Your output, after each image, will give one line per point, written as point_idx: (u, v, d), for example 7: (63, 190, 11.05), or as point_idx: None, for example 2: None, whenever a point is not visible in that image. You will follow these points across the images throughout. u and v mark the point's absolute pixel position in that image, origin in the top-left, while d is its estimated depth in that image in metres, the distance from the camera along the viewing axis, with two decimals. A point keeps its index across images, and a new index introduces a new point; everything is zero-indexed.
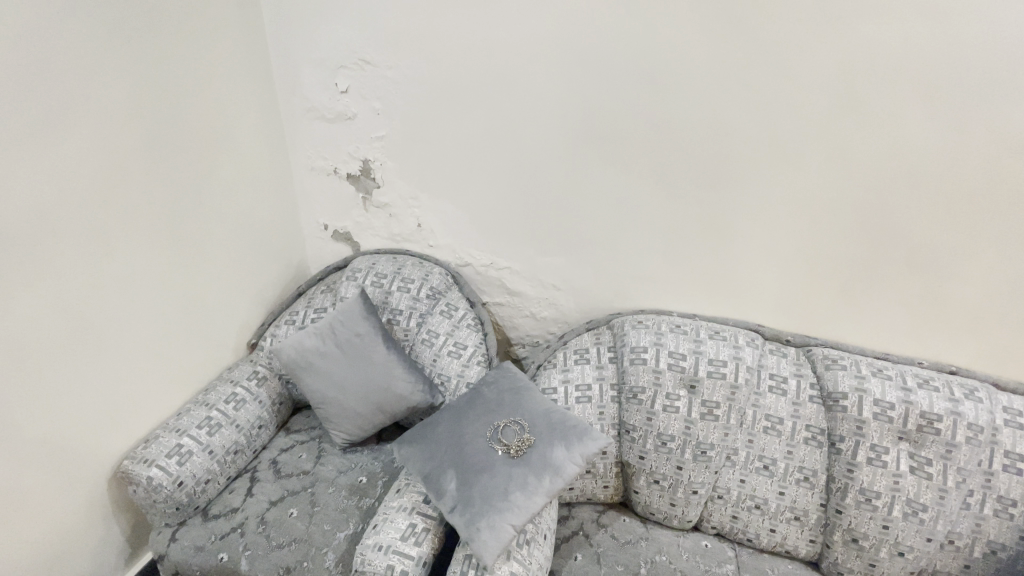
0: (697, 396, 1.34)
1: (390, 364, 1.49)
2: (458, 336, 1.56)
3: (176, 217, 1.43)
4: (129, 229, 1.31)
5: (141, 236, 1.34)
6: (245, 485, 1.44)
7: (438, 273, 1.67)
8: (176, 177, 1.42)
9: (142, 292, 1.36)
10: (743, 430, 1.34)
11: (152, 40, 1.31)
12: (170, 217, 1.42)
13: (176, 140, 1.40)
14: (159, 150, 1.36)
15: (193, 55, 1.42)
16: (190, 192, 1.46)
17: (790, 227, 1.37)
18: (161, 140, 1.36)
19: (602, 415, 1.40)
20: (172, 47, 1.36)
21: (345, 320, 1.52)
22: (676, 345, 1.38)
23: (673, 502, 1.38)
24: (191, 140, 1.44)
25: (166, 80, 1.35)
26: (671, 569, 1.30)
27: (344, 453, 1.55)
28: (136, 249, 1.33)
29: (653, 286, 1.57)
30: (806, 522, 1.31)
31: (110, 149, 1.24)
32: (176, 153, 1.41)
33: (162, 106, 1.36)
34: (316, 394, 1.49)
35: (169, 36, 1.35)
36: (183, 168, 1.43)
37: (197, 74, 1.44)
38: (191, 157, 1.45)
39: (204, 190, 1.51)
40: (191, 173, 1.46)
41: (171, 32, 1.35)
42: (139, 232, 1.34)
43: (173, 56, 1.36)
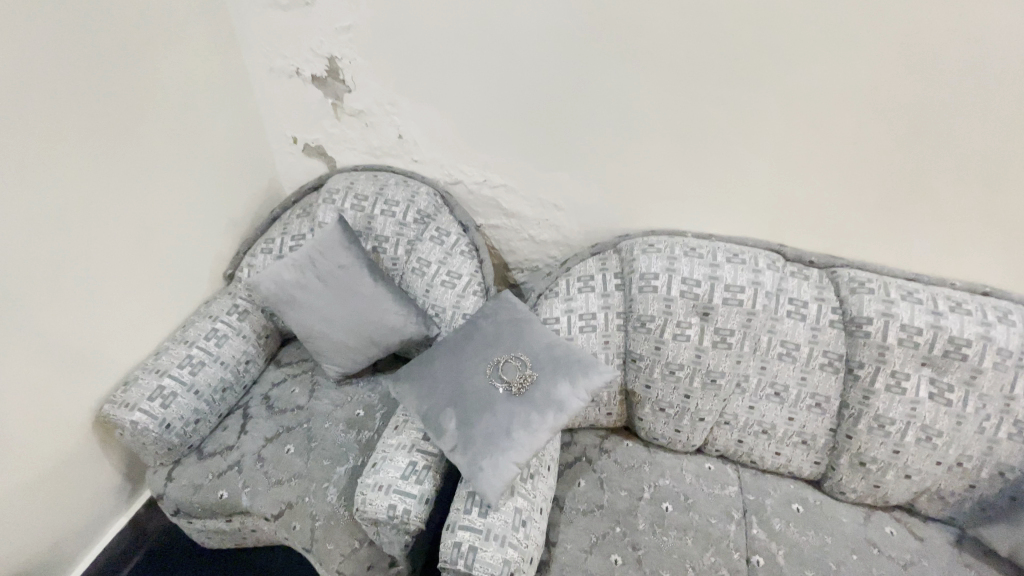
0: (711, 323, 1.25)
1: (378, 296, 1.38)
2: (450, 262, 1.43)
3: (117, 132, 1.23)
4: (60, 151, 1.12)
5: (78, 157, 1.16)
6: (239, 421, 1.40)
7: (425, 193, 1.49)
8: (108, 83, 1.19)
9: (91, 224, 1.20)
10: (756, 357, 1.27)
11: None
12: (108, 134, 1.21)
13: (97, 35, 1.16)
14: (79, 48, 1.13)
15: None
16: (128, 101, 1.24)
17: (828, 133, 1.18)
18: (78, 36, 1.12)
19: (607, 345, 1.32)
20: None
21: (325, 250, 1.37)
22: (690, 270, 1.26)
23: (679, 428, 1.34)
24: (116, 35, 1.19)
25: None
26: (675, 492, 1.29)
27: (338, 385, 1.49)
28: (73, 174, 1.15)
29: (665, 204, 1.41)
30: (814, 445, 1.29)
31: (17, 49, 1.01)
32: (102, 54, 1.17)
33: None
34: (303, 328, 1.39)
35: None
36: (114, 71, 1.20)
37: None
38: (120, 57, 1.21)
39: (145, 99, 1.28)
40: (125, 78, 1.23)
41: None
42: (75, 152, 1.15)
43: None
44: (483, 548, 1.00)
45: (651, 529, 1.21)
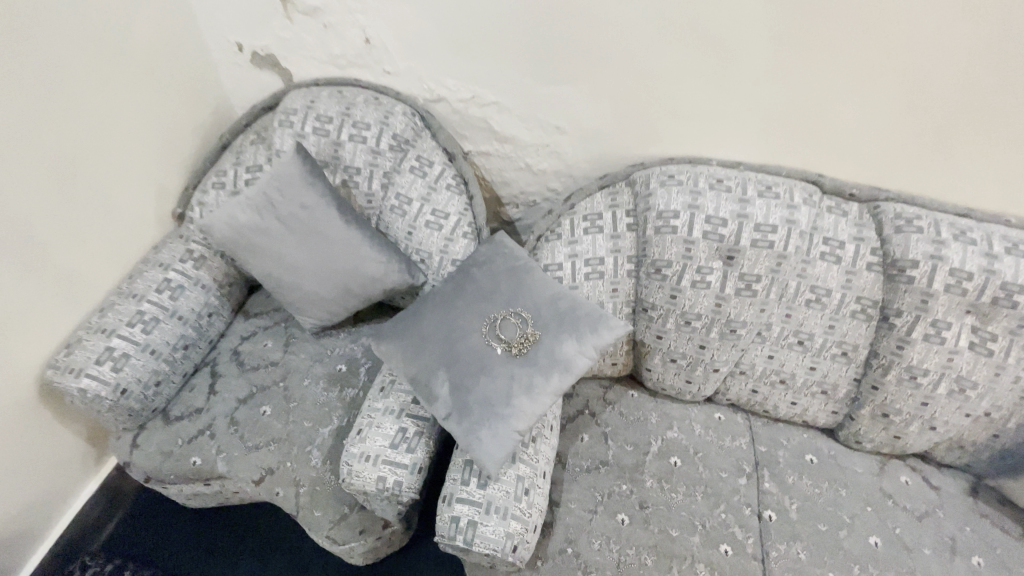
0: (735, 268, 1.10)
1: (352, 240, 1.19)
2: (435, 199, 1.23)
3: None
4: None
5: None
6: (208, 381, 1.26)
7: (402, 114, 1.25)
8: None
9: None
10: (781, 305, 1.14)
11: None
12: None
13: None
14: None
15: None
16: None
17: (894, 34, 0.97)
18: None
19: (616, 292, 1.18)
20: None
21: (284, 186, 1.15)
22: (715, 208, 1.08)
23: (690, 379, 1.23)
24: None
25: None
26: (685, 445, 1.22)
27: (315, 338, 1.34)
28: None
29: (687, 126, 1.19)
30: (834, 396, 1.21)
31: None
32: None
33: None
34: (269, 278, 1.22)
35: None
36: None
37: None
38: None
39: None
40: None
41: None
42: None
43: None
44: (483, 523, 0.92)
45: (659, 486, 1.14)
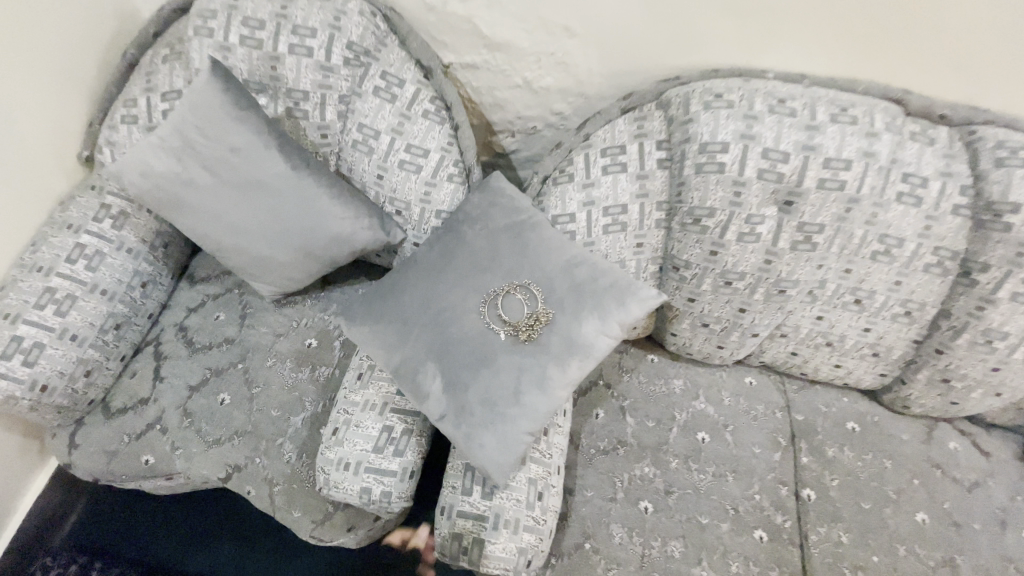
0: (793, 217, 0.88)
1: (307, 191, 0.93)
2: (410, 132, 0.95)
3: None
4: None
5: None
6: (152, 364, 1.06)
7: (357, 12, 0.91)
8: None
9: None
10: (842, 258, 0.93)
11: None
12: None
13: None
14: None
15: None
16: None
17: None
18: None
19: (641, 247, 0.96)
20: None
21: (206, 122, 0.87)
22: (774, 140, 0.84)
23: (722, 344, 1.05)
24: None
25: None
26: (713, 417, 1.07)
27: (278, 306, 1.12)
28: None
29: (740, 24, 0.90)
30: (886, 358, 1.05)
31: None
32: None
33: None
34: (207, 241, 0.97)
35: None
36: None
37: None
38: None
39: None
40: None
41: None
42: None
43: None
44: (492, 542, 0.77)
45: (685, 466, 1.01)
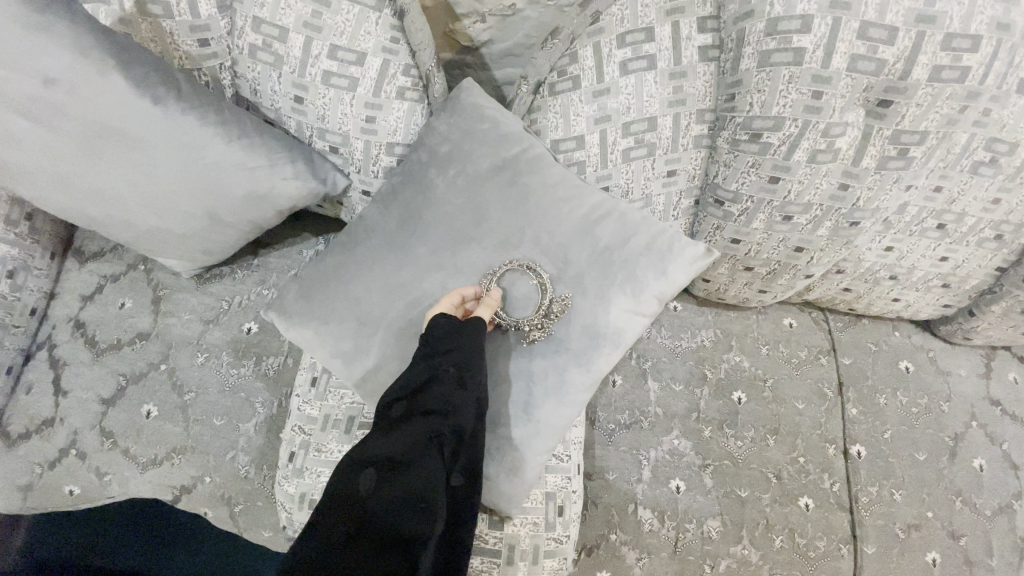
0: (886, 124, 0.63)
1: (187, 135, 0.65)
2: (332, 28, 0.64)
3: None
4: None
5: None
6: (48, 373, 0.82)
7: None
8: None
9: None
10: (935, 174, 0.70)
11: None
12: None
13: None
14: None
15: None
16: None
17: None
18: None
19: (671, 177, 0.71)
20: None
21: (9, 39, 0.58)
22: (878, 12, 0.56)
23: (765, 289, 0.85)
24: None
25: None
26: (749, 371, 0.91)
27: (199, 282, 0.87)
28: None
29: None
30: (956, 289, 0.87)
31: None
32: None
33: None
34: (71, 216, 0.70)
35: None
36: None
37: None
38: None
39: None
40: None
41: None
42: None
43: None
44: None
45: (720, 433, 0.87)
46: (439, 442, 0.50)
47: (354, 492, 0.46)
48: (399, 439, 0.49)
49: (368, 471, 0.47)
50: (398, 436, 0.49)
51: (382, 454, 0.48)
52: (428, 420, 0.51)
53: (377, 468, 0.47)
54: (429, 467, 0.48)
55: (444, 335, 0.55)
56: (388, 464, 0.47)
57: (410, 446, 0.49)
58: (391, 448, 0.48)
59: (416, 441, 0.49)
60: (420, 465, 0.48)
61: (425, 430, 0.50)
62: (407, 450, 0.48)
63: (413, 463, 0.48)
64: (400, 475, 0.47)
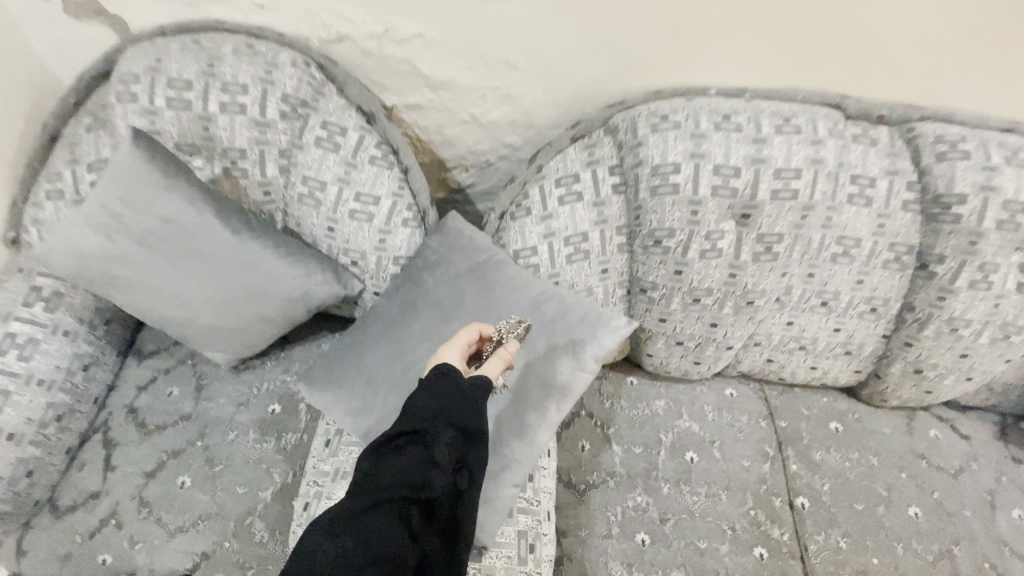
0: (751, 228, 0.88)
1: (251, 254, 0.89)
2: (358, 181, 0.92)
3: None
4: None
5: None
6: (101, 452, 0.97)
7: (291, 64, 0.88)
8: None
9: None
10: (804, 264, 0.93)
11: None
12: None
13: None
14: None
15: None
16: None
17: None
18: None
19: (605, 273, 0.94)
20: None
21: (134, 195, 0.83)
22: (724, 155, 0.84)
23: (699, 360, 1.05)
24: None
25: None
26: (698, 435, 1.06)
27: (235, 373, 1.06)
28: None
29: (672, 54, 0.91)
30: (858, 355, 1.05)
31: None
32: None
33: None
34: (152, 318, 0.92)
35: None
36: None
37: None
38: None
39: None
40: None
41: None
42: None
43: None
44: None
45: (677, 490, 0.99)
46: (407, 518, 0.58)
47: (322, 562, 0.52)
48: (370, 513, 0.57)
49: (337, 542, 0.53)
50: (368, 511, 0.57)
51: (351, 527, 0.55)
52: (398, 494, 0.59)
53: (346, 540, 0.54)
54: (396, 539, 0.56)
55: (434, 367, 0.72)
56: (358, 537, 0.54)
57: (375, 520, 0.56)
58: (361, 521, 0.56)
59: (385, 516, 0.57)
60: (387, 538, 0.55)
61: (393, 505, 0.58)
62: (376, 525, 0.56)
63: (381, 536, 0.55)
64: (376, 545, 0.54)
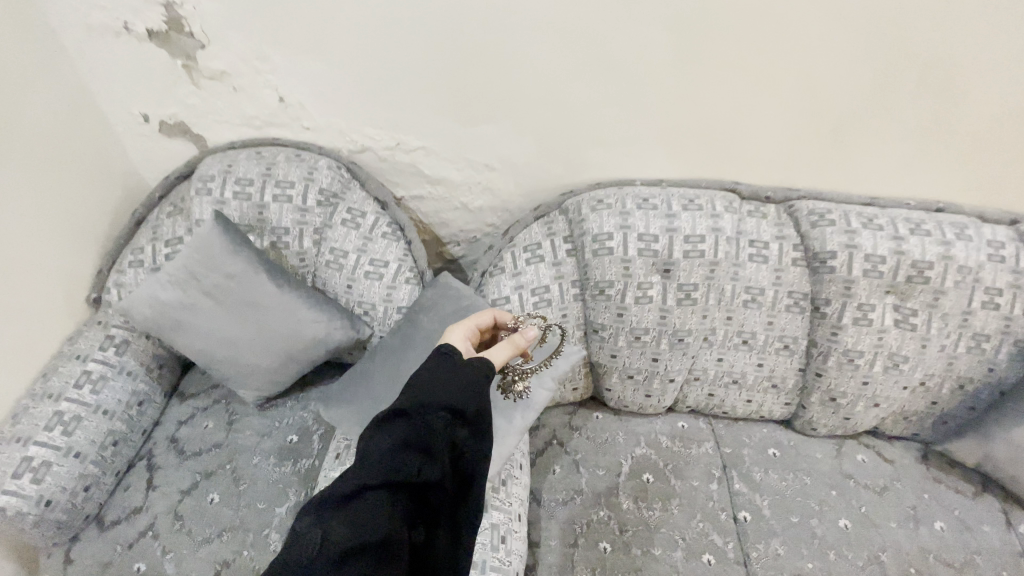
0: (673, 280, 1.13)
1: (286, 303, 1.13)
2: (372, 249, 1.20)
3: None
4: None
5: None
6: (144, 475, 1.15)
7: (326, 167, 1.21)
8: None
9: None
10: (722, 309, 1.17)
11: None
12: None
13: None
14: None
15: None
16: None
17: (798, 46, 1.02)
18: None
19: (564, 319, 1.19)
20: None
21: (204, 257, 1.09)
22: (645, 224, 1.12)
23: (649, 393, 1.26)
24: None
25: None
26: (654, 460, 1.23)
27: (261, 409, 1.27)
28: None
29: (609, 155, 1.23)
30: (784, 388, 1.25)
31: None
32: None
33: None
34: (202, 356, 1.15)
35: None
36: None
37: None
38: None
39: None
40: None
41: None
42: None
43: None
44: None
45: (635, 506, 1.14)
46: (398, 508, 0.68)
47: (326, 540, 0.62)
48: (369, 501, 0.66)
49: (338, 525, 0.63)
50: (367, 500, 0.66)
51: (351, 513, 0.65)
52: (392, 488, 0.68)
53: (345, 525, 0.63)
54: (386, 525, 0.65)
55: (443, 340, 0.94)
56: (355, 522, 0.64)
57: (371, 510, 0.66)
58: (358, 509, 0.65)
59: (381, 505, 0.66)
60: (380, 524, 0.65)
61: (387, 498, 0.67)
62: (371, 513, 0.65)
63: (375, 523, 0.64)
64: (369, 530, 0.64)
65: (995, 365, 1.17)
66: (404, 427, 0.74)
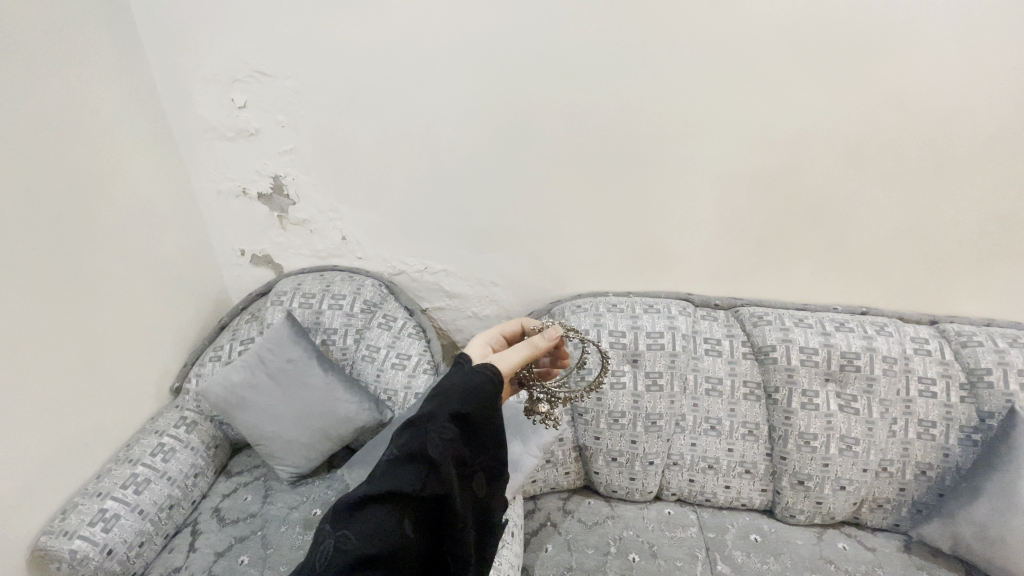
0: (641, 368, 1.38)
1: (329, 385, 1.42)
2: (400, 346, 1.51)
3: (77, 265, 1.29)
4: (24, 288, 1.17)
5: (13, 274, 1.14)
6: (188, 539, 1.32)
7: (370, 285, 1.60)
8: (69, 228, 1.27)
9: (47, 353, 1.22)
10: (688, 395, 1.38)
11: (30, 85, 1.17)
12: (71, 268, 1.28)
13: (51, 150, 1.22)
14: (21, 155, 1.15)
15: (72, 91, 1.27)
16: (70, 216, 1.27)
17: (716, 194, 1.41)
18: (46, 184, 1.21)
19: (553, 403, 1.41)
20: (50, 82, 1.22)
21: (273, 347, 1.42)
22: (614, 324, 1.41)
23: (633, 477, 1.41)
24: (62, 158, 1.25)
25: (24, 87, 1.16)
26: (639, 541, 1.33)
27: (292, 486, 1.46)
28: (33, 306, 1.19)
29: (587, 273, 1.58)
30: (757, 473, 1.38)
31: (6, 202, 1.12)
32: (50, 172, 1.22)
33: (30, 125, 1.17)
34: (254, 431, 1.39)
35: (43, 75, 1.20)
36: (50, 186, 1.22)
37: (65, 83, 1.25)
38: (68, 179, 1.27)
39: (90, 216, 1.32)
40: (73, 198, 1.28)
41: (40, 69, 1.19)
42: (12, 269, 1.14)
43: (50, 93, 1.22)
44: None
45: None
46: (405, 521, 0.72)
47: (341, 550, 0.67)
48: (379, 514, 0.71)
49: (351, 536, 0.68)
50: (376, 513, 0.71)
51: (364, 525, 0.69)
52: (397, 505, 0.72)
53: (357, 536, 0.68)
54: (393, 537, 0.69)
55: (470, 343, 1.04)
56: (367, 534, 0.68)
57: (382, 523, 0.70)
58: (367, 520, 0.70)
59: (389, 517, 0.71)
60: (388, 537, 0.69)
61: (394, 510, 0.71)
62: (380, 525, 0.69)
63: (384, 536, 0.69)
64: (378, 543, 0.68)
65: (948, 450, 1.28)
66: (409, 435, 0.78)
